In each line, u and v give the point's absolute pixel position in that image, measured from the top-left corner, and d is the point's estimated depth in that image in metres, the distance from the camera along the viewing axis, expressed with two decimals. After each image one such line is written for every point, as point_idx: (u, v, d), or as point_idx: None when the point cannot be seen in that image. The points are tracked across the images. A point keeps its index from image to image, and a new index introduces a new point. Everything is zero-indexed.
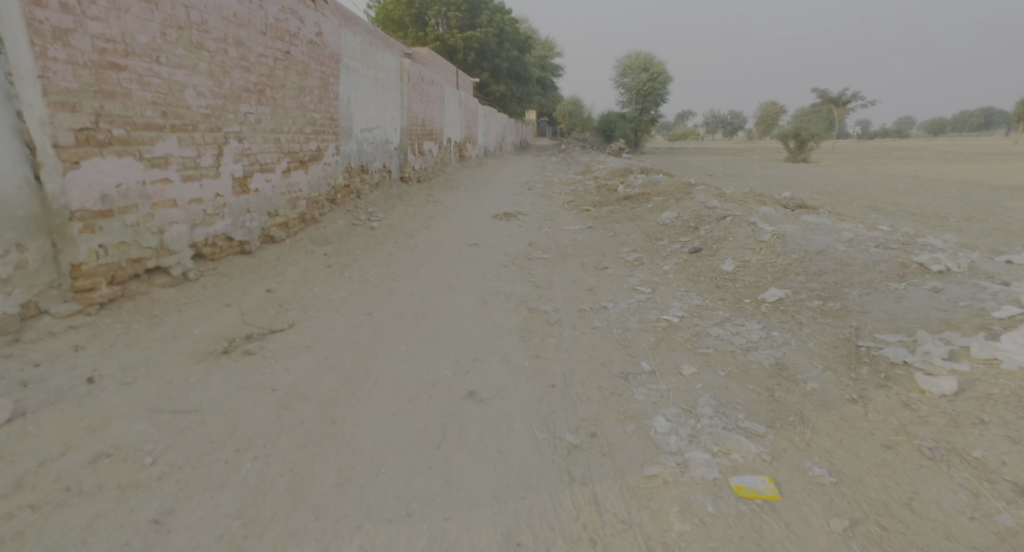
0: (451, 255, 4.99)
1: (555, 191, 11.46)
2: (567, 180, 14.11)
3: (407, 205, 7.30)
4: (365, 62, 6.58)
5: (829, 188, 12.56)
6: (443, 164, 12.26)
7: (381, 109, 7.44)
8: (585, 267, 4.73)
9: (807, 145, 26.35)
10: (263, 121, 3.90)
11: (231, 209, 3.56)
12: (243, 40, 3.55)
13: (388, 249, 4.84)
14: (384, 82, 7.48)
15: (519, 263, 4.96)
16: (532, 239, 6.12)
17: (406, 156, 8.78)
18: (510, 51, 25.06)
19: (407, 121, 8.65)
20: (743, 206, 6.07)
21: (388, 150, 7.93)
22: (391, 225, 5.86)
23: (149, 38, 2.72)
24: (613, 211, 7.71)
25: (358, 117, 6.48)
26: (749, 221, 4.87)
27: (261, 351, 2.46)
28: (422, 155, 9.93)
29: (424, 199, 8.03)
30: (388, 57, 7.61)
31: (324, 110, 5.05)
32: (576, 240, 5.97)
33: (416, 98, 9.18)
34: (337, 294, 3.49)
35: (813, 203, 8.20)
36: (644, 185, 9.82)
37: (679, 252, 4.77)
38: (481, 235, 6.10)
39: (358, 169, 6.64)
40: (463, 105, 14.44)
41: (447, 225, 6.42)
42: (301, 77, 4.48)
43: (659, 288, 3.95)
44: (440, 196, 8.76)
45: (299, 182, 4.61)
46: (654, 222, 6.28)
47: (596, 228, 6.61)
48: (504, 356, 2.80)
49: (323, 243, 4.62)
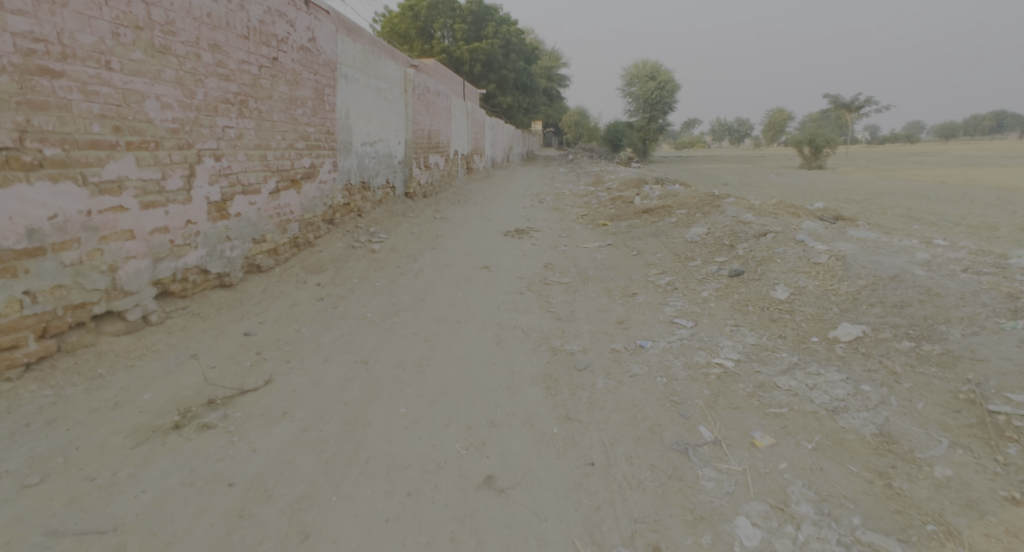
0: (461, 282, 4.50)
1: (568, 203, 11.00)
2: (579, 192, 13.67)
3: (412, 223, 6.85)
4: (366, 73, 6.17)
5: (856, 196, 11.94)
6: (450, 178, 11.85)
7: (384, 121, 7.01)
8: (611, 294, 4.23)
9: (823, 152, 25.68)
10: (245, 136, 3.44)
11: (207, 237, 3.10)
12: (220, 44, 3.11)
13: (390, 276, 4.36)
14: (386, 94, 7.06)
15: (536, 289, 4.46)
16: (548, 259, 5.62)
17: (412, 170, 8.35)
18: (517, 63, 24.85)
19: (412, 134, 8.23)
20: (780, 220, 5.53)
21: (392, 165, 7.50)
22: (394, 247, 5.40)
23: (96, 39, 2.27)
24: (634, 226, 7.20)
25: (358, 131, 6.05)
26: (795, 238, 4.34)
27: (222, 422, 1.96)
28: (429, 169, 9.51)
29: (431, 216, 7.57)
30: (391, 67, 7.20)
31: (319, 123, 4.61)
32: (596, 260, 5.48)
33: (422, 110, 8.77)
34: (329, 335, 3.00)
35: (849, 214, 7.68)
36: (664, 197, 9.31)
37: (717, 275, 4.26)
38: (493, 256, 5.62)
39: (359, 186, 6.20)
40: (470, 117, 14.06)
41: (455, 245, 5.94)
42: (291, 86, 4.04)
43: (701, 320, 3.43)
44: (448, 212, 8.31)
45: (290, 203, 4.15)
46: (681, 238, 5.77)
47: (618, 246, 6.10)
48: (527, 419, 2.28)
49: (317, 271, 4.15)
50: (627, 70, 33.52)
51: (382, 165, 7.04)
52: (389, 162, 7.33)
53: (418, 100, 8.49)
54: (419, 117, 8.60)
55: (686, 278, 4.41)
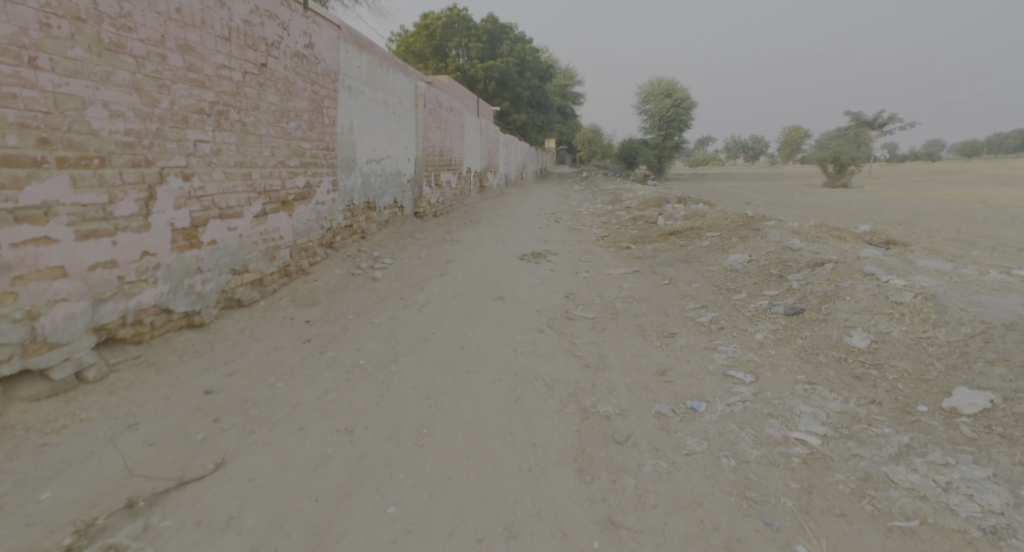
0: (472, 318, 3.98)
1: (587, 223, 10.50)
2: (597, 210, 13.17)
3: (421, 246, 6.38)
4: (372, 86, 5.76)
5: (896, 217, 11.22)
6: (463, 196, 11.42)
7: (392, 137, 6.58)
8: (646, 334, 3.67)
9: (848, 170, 24.88)
10: (224, 151, 2.97)
11: (171, 270, 2.60)
12: (193, 44, 2.65)
13: (391, 311, 3.85)
14: (395, 109, 6.65)
15: (558, 327, 3.91)
16: (570, 289, 5.08)
17: (421, 189, 7.91)
18: (532, 80, 24.64)
19: (423, 152, 7.81)
20: (832, 246, 4.94)
21: (400, 184, 7.07)
22: (399, 275, 4.91)
23: (14, 29, 1.82)
24: (661, 250, 6.66)
25: (363, 148, 5.62)
26: (861, 271, 3.75)
27: (136, 542, 1.49)
28: (440, 188, 9.08)
29: (441, 238, 7.10)
30: (401, 80, 6.80)
31: (315, 138, 4.16)
32: (623, 290, 4.94)
33: (433, 126, 8.36)
34: (311, 391, 2.48)
35: (898, 238, 7.08)
36: (691, 218, 8.76)
37: (769, 313, 3.68)
38: (508, 285, 5.11)
39: (362, 207, 5.75)
40: (484, 133, 13.73)
41: (467, 272, 5.43)
42: (283, 97, 3.59)
43: (763, 374, 2.85)
44: (460, 233, 7.84)
45: (278, 228, 3.68)
46: (719, 266, 5.20)
47: (646, 274, 5.55)
48: (555, 527, 1.74)
49: (308, 305, 3.66)
50: (642, 87, 33.22)
51: (388, 183, 6.60)
52: (396, 180, 6.89)
53: (429, 116, 8.09)
54: (430, 133, 8.19)
55: (732, 316, 3.84)
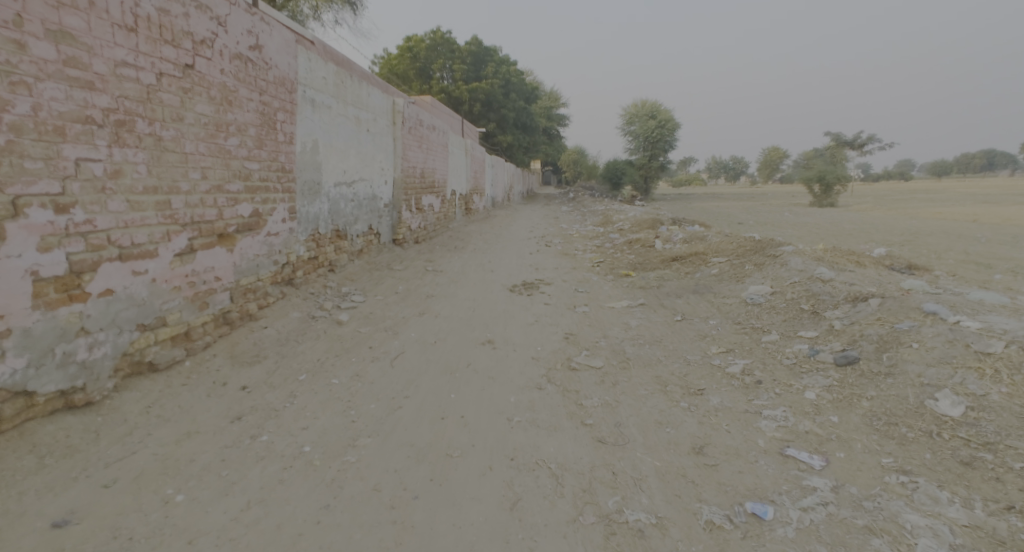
0: (456, 374, 3.31)
1: (580, 248, 9.93)
2: (589, 234, 12.63)
3: (398, 279, 5.71)
4: (342, 101, 5.15)
5: (897, 238, 10.82)
6: (448, 220, 10.80)
7: (366, 158, 5.95)
8: (668, 392, 3.03)
9: (835, 190, 24.85)
10: (126, 173, 2.30)
11: (30, 334, 1.94)
12: (72, 31, 2.01)
13: (354, 367, 3.16)
14: (370, 126, 6.04)
15: (559, 382, 3.25)
16: (569, 330, 4.43)
17: (400, 214, 7.26)
18: (517, 102, 24.41)
19: (402, 173, 7.20)
20: (865, 277, 4.38)
21: (376, 209, 6.42)
22: (369, 316, 4.23)
23: None
24: (666, 279, 6.07)
25: (330, 170, 4.98)
26: (918, 308, 3.17)
27: None
28: (422, 212, 8.45)
29: (421, 268, 6.44)
30: (376, 96, 6.21)
31: (265, 158, 3.50)
32: (631, 330, 4.31)
33: (414, 146, 7.77)
34: (223, 506, 1.78)
35: (918, 262, 6.59)
36: (691, 242, 8.21)
37: (814, 362, 3.07)
38: (498, 325, 4.44)
39: (329, 236, 5.08)
40: (469, 155, 13.23)
41: (450, 311, 4.76)
42: (219, 107, 2.93)
43: (832, 451, 2.20)
44: (443, 262, 7.20)
45: (212, 267, 2.99)
46: (736, 300, 4.60)
47: (654, 309, 4.94)
48: None
49: (248, 364, 2.95)
50: (627, 109, 33.33)
51: (362, 208, 5.95)
52: (371, 205, 6.25)
53: (409, 135, 7.49)
54: (410, 154, 7.58)
55: (768, 366, 3.22)
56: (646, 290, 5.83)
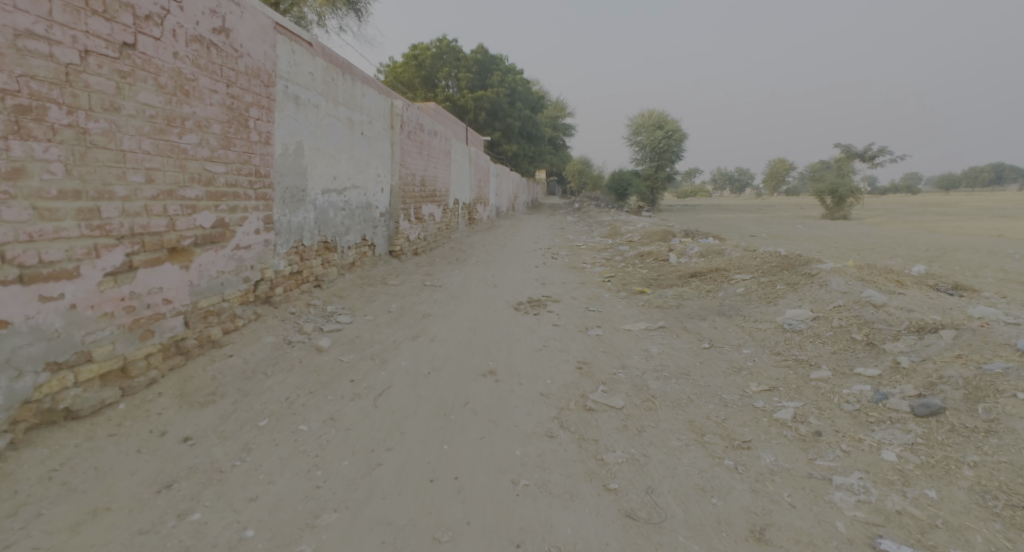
0: (451, 415, 2.80)
1: (589, 261, 9.44)
2: (598, 245, 12.14)
3: (393, 295, 5.22)
4: (332, 101, 4.70)
5: (923, 253, 10.29)
6: (449, 230, 10.34)
7: (358, 164, 5.50)
8: (707, 444, 2.51)
9: (847, 202, 24.30)
10: (31, 173, 1.87)
11: None
12: None
13: (330, 408, 2.66)
14: (364, 129, 5.59)
15: (574, 428, 2.74)
16: (582, 358, 3.92)
17: (397, 225, 6.80)
18: (523, 111, 24.05)
19: (399, 181, 6.75)
20: (920, 300, 3.87)
21: (369, 218, 5.97)
22: (355, 340, 3.74)
23: None
24: (686, 298, 5.56)
25: (316, 176, 4.52)
26: (1008, 347, 2.71)
27: None
28: (422, 222, 8.00)
29: (419, 283, 5.96)
30: (372, 97, 5.76)
31: (233, 159, 3.03)
32: (652, 361, 3.80)
33: (413, 152, 7.31)
34: None
35: (960, 281, 6.06)
36: (709, 257, 7.72)
37: (884, 409, 2.56)
38: (501, 352, 3.94)
39: (314, 248, 4.61)
40: (473, 163, 12.79)
41: (448, 333, 4.27)
42: (171, 97, 2.46)
43: (943, 543, 1.74)
44: (443, 275, 6.72)
45: (160, 288, 2.49)
46: (771, 325, 4.10)
47: (676, 333, 4.43)
48: None
49: (200, 405, 2.46)
50: (633, 118, 32.98)
51: (353, 218, 5.50)
52: (364, 214, 5.80)
53: (409, 140, 7.05)
54: (410, 160, 7.14)
55: (824, 411, 2.70)
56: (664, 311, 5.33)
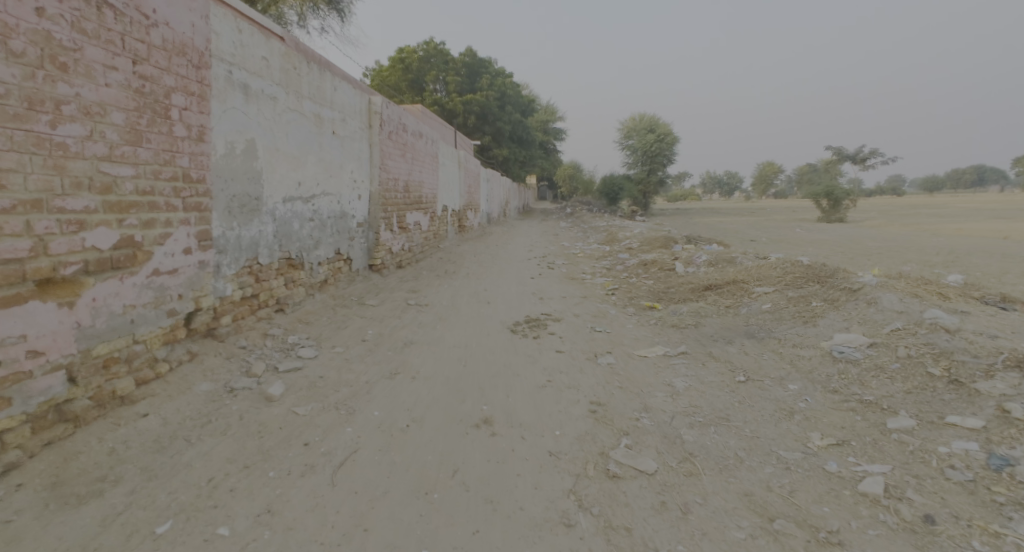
0: (433, 494, 2.13)
1: (588, 273, 8.81)
2: (596, 253, 11.52)
3: (369, 319, 4.54)
4: (294, 93, 4.03)
5: (937, 258, 9.80)
6: (437, 239, 9.66)
7: (328, 167, 4.82)
8: (781, 536, 1.87)
9: (844, 204, 23.95)
10: None
11: None
12: None
13: (268, 494, 1.96)
14: (335, 128, 4.91)
15: (598, 509, 2.09)
16: (593, 399, 3.26)
17: (377, 235, 6.14)
18: (513, 115, 23.50)
19: (379, 186, 6.09)
20: (996, 323, 3.26)
21: (343, 229, 5.30)
22: (317, 383, 3.05)
23: None
24: (704, 318, 4.92)
25: (274, 181, 3.84)
26: None
27: None
28: (407, 231, 7.33)
29: (401, 303, 5.28)
30: (346, 92, 5.10)
31: (147, 159, 2.35)
32: (679, 401, 3.16)
33: (395, 155, 6.64)
34: None
35: (1003, 292, 5.50)
36: (720, 268, 7.11)
37: (1016, 484, 1.95)
38: (497, 391, 3.27)
39: (272, 267, 3.92)
40: (463, 168, 12.15)
41: (433, 369, 3.59)
42: (34, 70, 1.81)
43: None
44: (429, 292, 6.04)
45: (15, 332, 1.82)
46: (816, 353, 3.46)
47: (701, 362, 3.79)
48: None
49: (77, 501, 1.78)
50: (624, 122, 32.57)
51: (323, 229, 4.83)
52: (336, 225, 5.12)
53: (390, 141, 6.38)
54: (391, 164, 6.48)
55: (924, 480, 2.06)
56: (681, 334, 4.69)
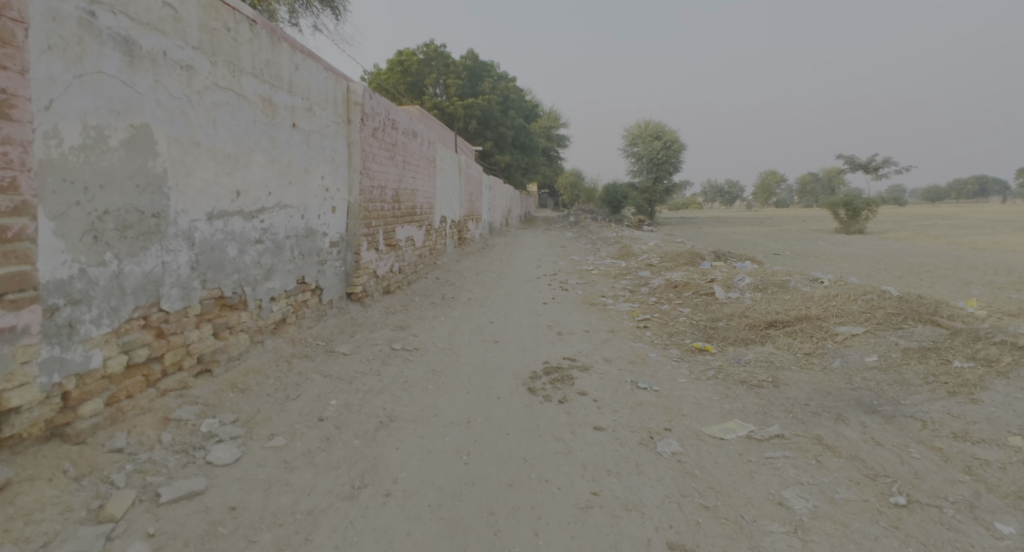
0: None
1: (609, 297, 7.64)
2: (613, 269, 10.34)
3: (335, 380, 3.33)
4: (226, 65, 2.85)
5: (1002, 280, 8.67)
6: (434, 255, 8.46)
7: (286, 171, 3.64)
8: None
9: (863, 215, 22.78)
10: None
11: None
12: None
13: None
14: (295, 119, 3.73)
15: None
16: (671, 538, 2.05)
17: (357, 256, 4.95)
18: (517, 120, 22.45)
19: (359, 196, 4.91)
20: None
21: (309, 251, 4.11)
22: (221, 526, 1.84)
23: None
24: (783, 375, 3.73)
25: (191, 190, 2.66)
26: None
27: None
28: (397, 249, 6.14)
29: (383, 350, 4.07)
30: (312, 73, 3.92)
31: None
32: (810, 544, 1.97)
33: (382, 157, 5.47)
34: None
35: None
36: (773, 297, 5.94)
37: None
38: (519, 525, 2.08)
39: (188, 312, 2.73)
40: (464, 175, 11.00)
41: (420, 475, 2.39)
42: None
43: None
44: (420, 330, 4.84)
45: None
46: (1008, 456, 2.31)
47: (813, 456, 2.59)
48: None
49: None
50: (630, 128, 31.53)
51: (278, 252, 3.64)
52: (299, 247, 3.94)
53: (375, 140, 5.22)
54: (376, 168, 5.30)
55: None
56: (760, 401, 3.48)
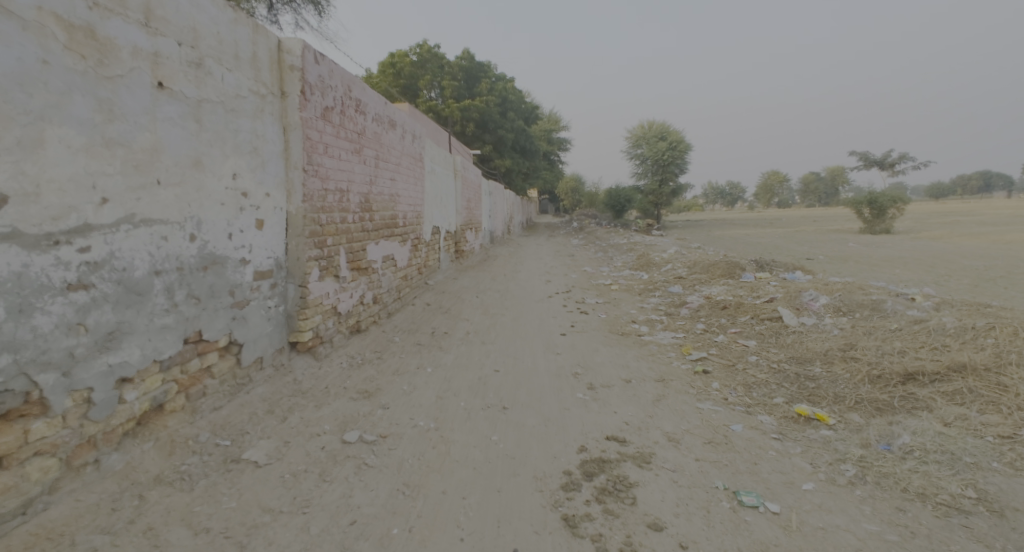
0: None
1: (643, 322, 6.11)
2: (637, 283, 8.83)
3: (217, 538, 1.81)
4: None
5: None
6: (425, 274, 6.95)
7: (145, 163, 2.13)
8: None
9: (890, 213, 21.16)
10: None
11: None
12: None
13: None
14: (165, 76, 2.24)
15: None
16: None
17: (303, 289, 3.42)
18: (517, 121, 21.05)
19: (304, 203, 3.40)
20: None
21: (210, 291, 2.58)
22: None
23: None
24: (996, 491, 2.26)
25: None
26: None
27: None
28: (370, 272, 4.62)
29: (327, 447, 2.53)
30: (196, 4, 2.43)
31: None
32: None
33: (341, 149, 3.96)
34: None
35: None
36: (879, 327, 4.46)
37: None
38: None
39: None
40: (460, 178, 9.51)
41: None
42: None
43: None
44: (395, 395, 3.31)
45: None
46: None
47: None
48: None
49: None
50: (635, 129, 30.05)
51: (136, 303, 2.11)
52: (185, 286, 2.40)
53: (328, 123, 3.70)
54: (331, 163, 3.79)
55: None
56: None
